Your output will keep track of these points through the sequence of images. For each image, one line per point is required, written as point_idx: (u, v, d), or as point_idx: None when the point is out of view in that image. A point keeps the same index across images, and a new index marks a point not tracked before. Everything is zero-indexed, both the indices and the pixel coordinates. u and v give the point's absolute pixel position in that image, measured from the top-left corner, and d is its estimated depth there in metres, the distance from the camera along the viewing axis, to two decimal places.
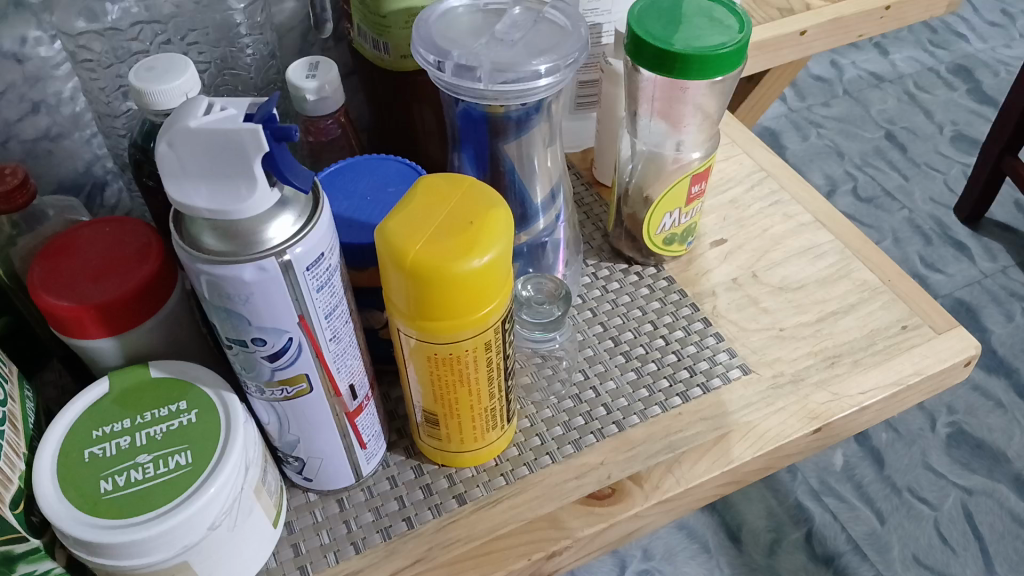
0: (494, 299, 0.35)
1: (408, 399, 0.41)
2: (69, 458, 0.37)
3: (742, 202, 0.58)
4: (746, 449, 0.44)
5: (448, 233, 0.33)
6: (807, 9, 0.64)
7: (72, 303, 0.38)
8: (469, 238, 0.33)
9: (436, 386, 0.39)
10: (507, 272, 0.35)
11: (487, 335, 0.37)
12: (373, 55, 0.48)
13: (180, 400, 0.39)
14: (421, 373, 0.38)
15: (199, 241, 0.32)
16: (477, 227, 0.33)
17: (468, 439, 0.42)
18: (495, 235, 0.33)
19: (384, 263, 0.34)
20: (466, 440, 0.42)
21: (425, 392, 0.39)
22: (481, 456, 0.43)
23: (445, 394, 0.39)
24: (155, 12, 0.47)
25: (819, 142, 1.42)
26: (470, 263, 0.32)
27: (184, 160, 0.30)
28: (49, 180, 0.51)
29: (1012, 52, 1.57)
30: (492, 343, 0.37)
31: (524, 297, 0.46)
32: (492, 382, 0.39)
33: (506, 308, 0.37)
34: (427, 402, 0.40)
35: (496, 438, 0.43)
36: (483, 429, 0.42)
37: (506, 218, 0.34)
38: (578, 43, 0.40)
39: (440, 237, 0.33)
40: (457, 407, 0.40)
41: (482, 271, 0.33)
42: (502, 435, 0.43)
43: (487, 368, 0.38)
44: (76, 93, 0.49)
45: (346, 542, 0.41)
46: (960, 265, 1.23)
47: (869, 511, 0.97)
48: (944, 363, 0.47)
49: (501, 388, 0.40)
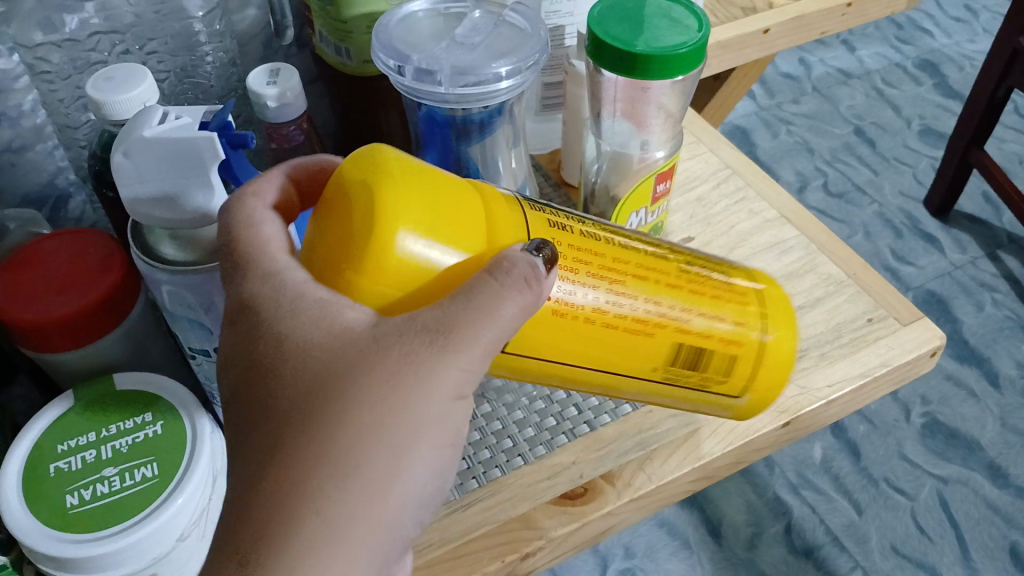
0: (504, 224, 0.31)
1: (613, 392, 0.38)
2: (35, 472, 0.37)
3: (709, 199, 0.58)
4: (716, 444, 0.44)
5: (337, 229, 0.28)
6: (770, 8, 0.65)
7: (36, 314, 0.39)
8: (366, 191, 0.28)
9: (620, 345, 0.34)
10: (467, 210, 0.30)
11: (564, 341, 0.33)
12: (335, 61, 0.48)
13: (146, 411, 0.39)
14: (603, 338, 0.34)
15: (158, 251, 0.34)
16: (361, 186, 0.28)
17: (796, 330, 0.39)
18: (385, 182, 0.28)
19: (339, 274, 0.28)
20: (730, 383, 0.38)
21: (617, 358, 0.35)
22: (736, 376, 0.38)
23: (626, 352, 0.35)
24: (115, 22, 0.47)
25: (789, 139, 1.42)
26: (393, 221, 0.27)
27: (141, 169, 0.32)
28: (13, 193, 0.51)
29: (976, 47, 1.59)
30: (621, 275, 0.34)
31: (545, 255, 0.30)
32: (642, 347, 0.35)
33: (581, 245, 0.33)
34: (604, 385, 0.36)
35: (778, 344, 0.38)
36: (694, 400, 0.39)
37: (395, 155, 0.29)
38: (538, 45, 0.40)
39: (322, 253, 0.28)
40: (693, 271, 0.37)
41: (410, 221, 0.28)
42: (761, 343, 0.38)
43: (635, 337, 0.34)
44: (36, 106, 0.48)
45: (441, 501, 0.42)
46: (931, 256, 1.24)
47: (847, 503, 0.96)
48: (910, 353, 0.48)
49: (673, 339, 0.35)
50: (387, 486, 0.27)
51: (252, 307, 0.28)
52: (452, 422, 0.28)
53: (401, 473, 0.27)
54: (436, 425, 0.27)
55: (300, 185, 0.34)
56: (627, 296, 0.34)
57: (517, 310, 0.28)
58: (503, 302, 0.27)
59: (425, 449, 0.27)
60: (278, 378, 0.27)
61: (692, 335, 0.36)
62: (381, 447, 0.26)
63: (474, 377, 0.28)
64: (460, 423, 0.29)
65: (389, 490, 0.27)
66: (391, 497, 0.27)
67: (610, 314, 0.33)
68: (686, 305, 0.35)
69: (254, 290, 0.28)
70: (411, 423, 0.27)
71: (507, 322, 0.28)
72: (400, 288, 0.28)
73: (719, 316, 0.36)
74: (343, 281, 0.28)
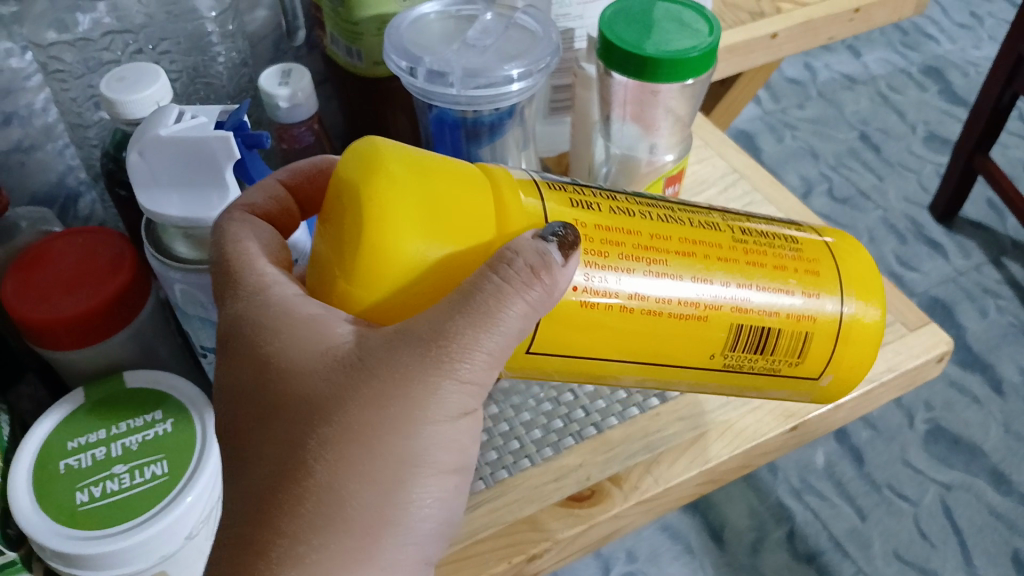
0: (516, 210, 0.30)
1: (675, 383, 0.37)
2: (46, 470, 0.39)
3: (717, 203, 0.58)
4: (723, 448, 0.44)
5: (337, 237, 0.28)
6: (777, 13, 0.65)
7: (47, 314, 0.40)
8: (359, 198, 0.27)
9: (675, 332, 0.33)
10: (470, 202, 0.29)
11: (607, 333, 0.32)
12: (346, 62, 0.48)
13: (155, 410, 0.41)
14: (659, 327, 0.33)
15: (171, 247, 0.38)
16: (354, 192, 0.27)
17: (881, 300, 0.37)
18: (377, 186, 0.27)
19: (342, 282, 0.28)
20: (805, 362, 0.37)
21: (676, 346, 0.34)
22: (811, 352, 0.36)
23: (681, 339, 0.34)
24: (127, 22, 0.47)
25: (794, 144, 1.42)
26: (387, 228, 0.27)
27: (155, 169, 0.35)
28: (23, 192, 0.51)
29: (981, 53, 1.59)
30: (667, 255, 0.33)
31: (563, 238, 0.29)
32: (693, 332, 0.34)
33: (614, 226, 0.32)
34: (663, 373, 0.35)
35: (861, 317, 0.36)
36: (763, 383, 0.38)
37: (392, 151, 0.28)
38: (549, 48, 0.40)
39: (323, 272, 0.29)
40: (753, 242, 0.35)
41: (405, 224, 0.27)
42: (839, 315, 0.36)
43: (690, 323, 0.33)
44: (47, 104, 0.48)
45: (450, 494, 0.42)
46: (935, 262, 1.23)
47: (850, 508, 0.92)
48: (917, 358, 0.48)
49: (729, 319, 0.34)
50: (381, 516, 0.27)
51: (243, 346, 0.30)
52: (452, 443, 0.29)
53: (396, 500, 0.28)
54: (431, 450, 0.28)
55: (298, 195, 0.37)
56: (667, 277, 0.32)
57: (525, 306, 0.27)
58: (506, 302, 0.27)
59: (423, 474, 0.28)
60: (269, 415, 0.28)
61: (749, 312, 0.34)
62: (372, 479, 0.27)
63: (471, 397, 0.28)
64: (463, 442, 0.29)
65: (385, 521, 0.28)
66: (389, 527, 0.28)
67: (653, 299, 0.32)
68: (739, 280, 0.34)
69: (245, 314, 0.30)
70: (401, 452, 0.27)
71: (500, 339, 0.27)
72: (397, 292, 0.28)
73: (784, 290, 0.35)
74: (345, 290, 0.28)
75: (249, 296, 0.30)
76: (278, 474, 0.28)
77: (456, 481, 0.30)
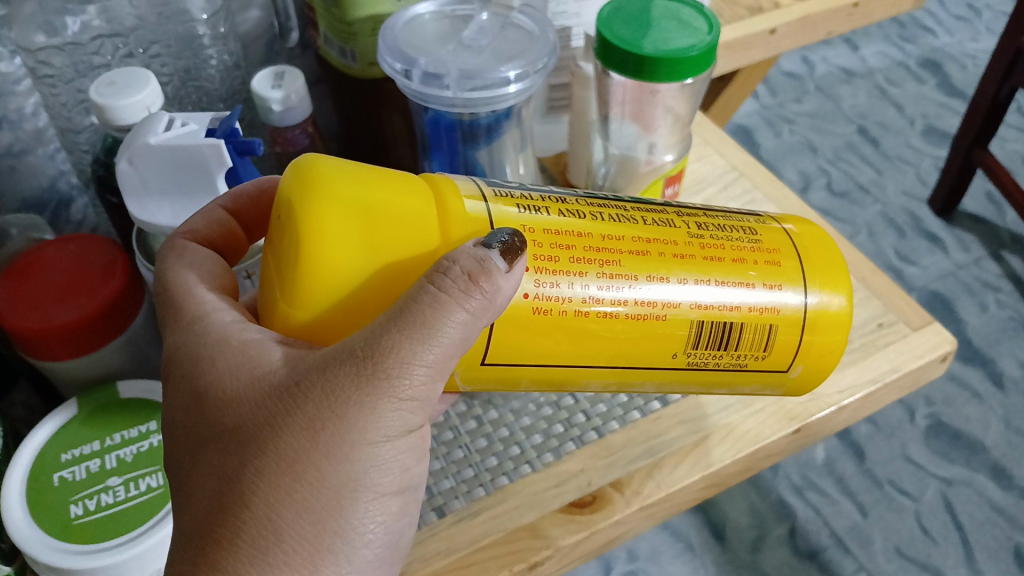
0: (458, 215, 0.29)
1: (642, 385, 0.35)
2: (40, 483, 0.39)
3: (716, 203, 0.57)
4: (725, 451, 0.44)
5: (276, 257, 0.28)
6: (775, 8, 0.64)
7: (39, 323, 0.40)
8: (288, 217, 0.27)
9: (637, 331, 0.32)
10: (407, 210, 0.28)
11: (565, 337, 0.31)
12: (340, 63, 0.47)
13: (150, 421, 0.41)
14: (618, 326, 0.32)
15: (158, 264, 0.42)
16: (285, 210, 0.28)
17: (849, 287, 0.35)
18: (300, 201, 0.27)
19: (282, 302, 0.28)
20: (772, 356, 0.35)
21: (640, 345, 0.33)
22: (775, 346, 0.35)
23: (643, 339, 0.32)
24: (117, 25, 0.46)
25: (792, 139, 1.41)
26: (310, 245, 0.27)
27: (145, 174, 0.38)
28: (13, 198, 0.50)
29: (978, 45, 1.58)
30: (618, 256, 0.31)
31: (508, 245, 0.28)
32: (655, 332, 0.32)
33: (563, 229, 0.31)
34: (628, 375, 0.34)
35: (826, 308, 0.34)
36: (733, 381, 0.36)
37: (324, 164, 0.28)
38: (546, 48, 0.40)
39: (267, 294, 0.29)
40: (709, 235, 0.34)
41: (327, 240, 0.27)
42: (804, 306, 0.34)
43: (650, 322, 0.32)
44: (38, 109, 0.48)
45: (451, 496, 0.42)
46: (934, 256, 1.22)
47: (851, 504, 0.91)
48: (920, 359, 0.47)
49: (688, 316, 0.33)
50: (319, 546, 0.27)
51: (183, 375, 0.29)
52: (393, 464, 0.28)
53: (336, 527, 0.27)
54: (369, 474, 0.28)
55: (242, 218, 0.36)
56: (622, 278, 0.31)
57: (465, 315, 0.27)
58: (445, 312, 0.26)
59: (362, 498, 0.28)
60: (207, 444, 0.28)
61: (709, 308, 0.33)
62: (308, 507, 0.27)
63: (413, 416, 0.28)
64: (406, 462, 0.29)
65: (324, 549, 0.27)
66: (328, 555, 0.27)
67: (608, 302, 0.31)
68: (696, 277, 0.33)
69: (188, 345, 0.30)
70: (339, 476, 0.27)
71: (436, 354, 0.27)
72: (337, 308, 0.28)
73: (745, 284, 0.33)
74: (285, 310, 0.28)
75: (191, 324, 0.30)
76: (215, 505, 0.27)
77: (401, 503, 0.30)
